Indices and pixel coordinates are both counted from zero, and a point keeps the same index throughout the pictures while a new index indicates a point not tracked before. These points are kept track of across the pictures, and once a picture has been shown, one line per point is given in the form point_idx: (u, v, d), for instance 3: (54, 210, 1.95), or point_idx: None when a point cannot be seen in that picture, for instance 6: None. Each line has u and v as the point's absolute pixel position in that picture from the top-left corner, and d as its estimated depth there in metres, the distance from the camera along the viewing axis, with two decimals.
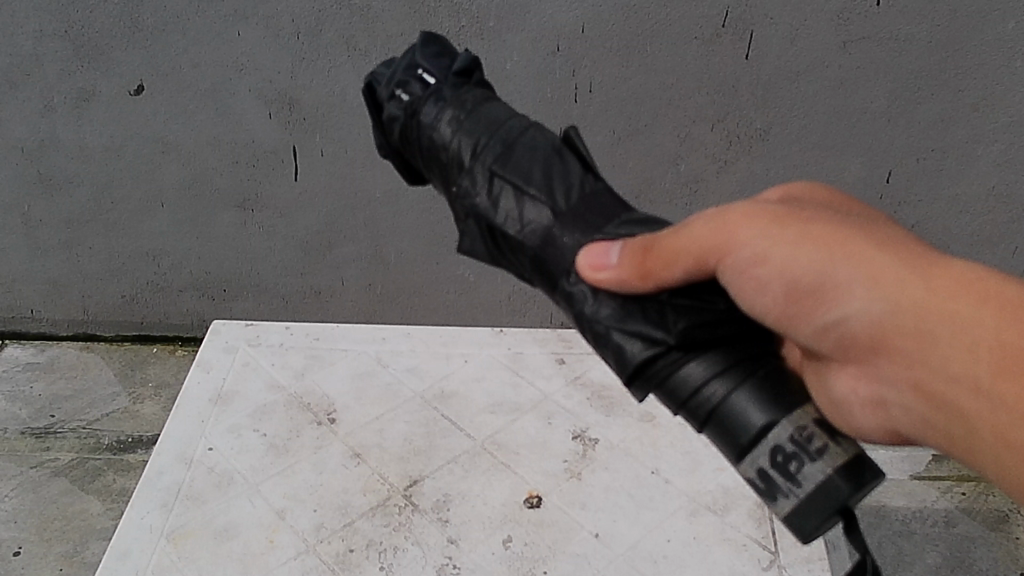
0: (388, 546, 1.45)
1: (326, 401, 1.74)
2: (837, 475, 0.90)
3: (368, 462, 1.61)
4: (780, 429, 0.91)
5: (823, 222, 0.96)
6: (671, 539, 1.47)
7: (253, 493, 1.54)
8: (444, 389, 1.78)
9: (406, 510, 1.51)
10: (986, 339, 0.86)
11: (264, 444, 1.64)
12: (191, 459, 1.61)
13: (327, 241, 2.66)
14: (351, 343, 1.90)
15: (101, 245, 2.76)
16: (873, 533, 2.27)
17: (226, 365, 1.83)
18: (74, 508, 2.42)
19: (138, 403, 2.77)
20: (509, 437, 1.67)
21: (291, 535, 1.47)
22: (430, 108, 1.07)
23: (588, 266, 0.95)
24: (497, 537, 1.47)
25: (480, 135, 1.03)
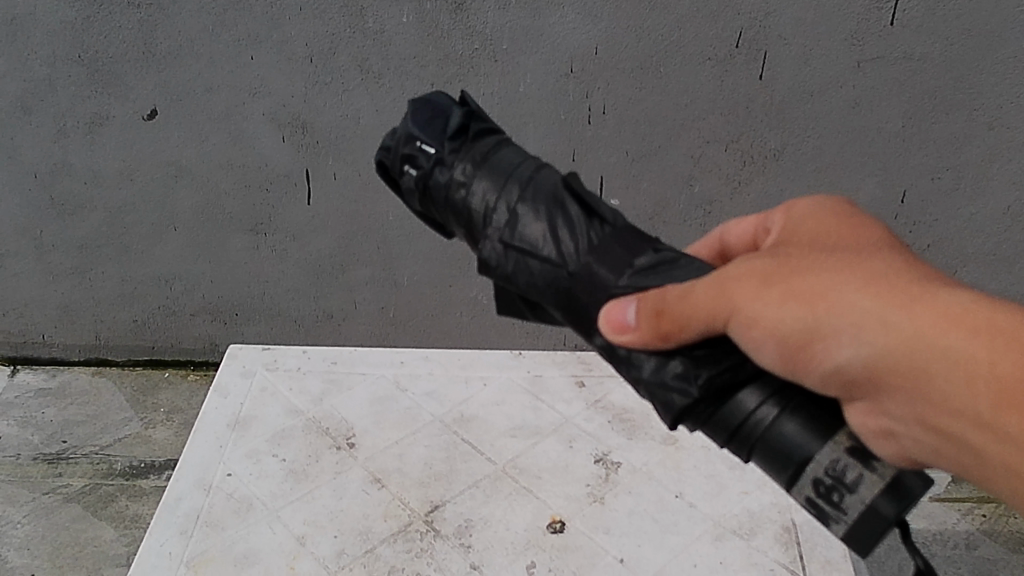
0: (410, 572, 1.43)
1: (345, 426, 1.73)
2: (879, 503, 0.88)
3: (389, 487, 1.59)
4: (817, 463, 0.90)
5: (803, 272, 0.88)
6: (697, 564, 1.45)
7: (273, 519, 1.52)
8: (464, 413, 1.77)
9: (428, 535, 1.49)
10: (983, 371, 0.80)
11: (283, 469, 1.63)
12: (210, 485, 1.60)
13: (341, 264, 2.66)
14: (369, 366, 1.89)
15: (114, 270, 2.76)
16: (894, 556, 2.25)
17: (243, 390, 1.82)
18: (87, 534, 2.41)
19: (150, 428, 2.75)
20: (531, 461, 1.65)
21: (311, 561, 1.44)
22: (439, 176, 1.08)
23: (609, 326, 0.95)
24: (521, 561, 1.44)
25: (486, 203, 1.03)
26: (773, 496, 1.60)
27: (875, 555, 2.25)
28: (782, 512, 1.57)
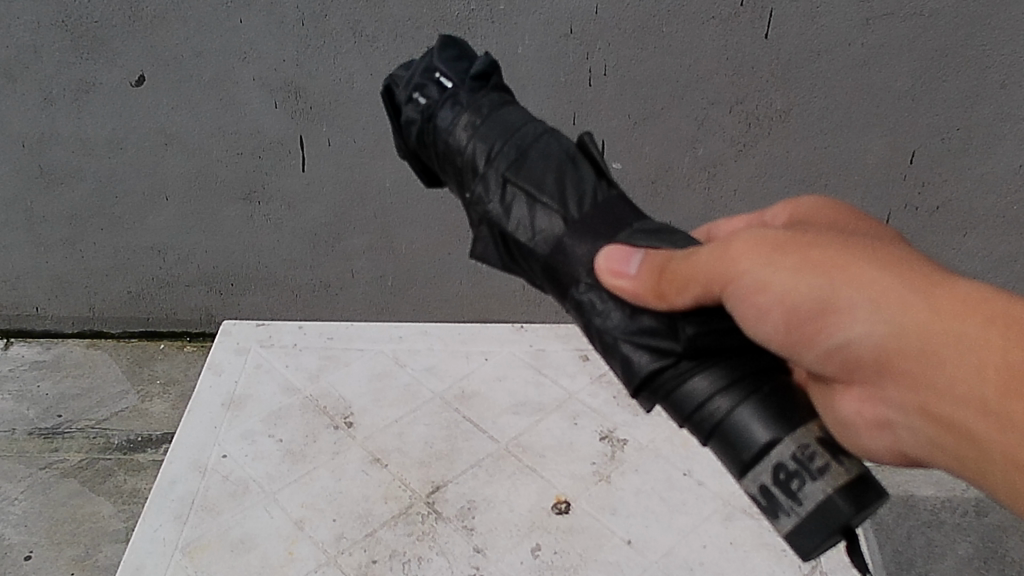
0: (411, 556, 1.39)
1: (343, 404, 1.68)
2: (837, 496, 0.87)
3: (389, 467, 1.55)
4: (784, 446, 0.89)
5: (825, 245, 0.93)
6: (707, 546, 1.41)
7: (270, 502, 1.48)
8: (466, 390, 1.72)
9: (431, 518, 1.45)
10: (992, 356, 0.83)
11: (280, 451, 1.58)
12: (206, 467, 1.55)
13: (337, 232, 2.60)
14: (368, 341, 1.85)
15: (106, 240, 2.70)
16: (902, 523, 2.21)
17: (238, 368, 1.77)
18: (85, 510, 2.38)
19: (147, 400, 2.71)
20: (535, 439, 1.61)
21: (310, 545, 1.40)
22: (447, 111, 1.06)
23: (608, 271, 0.95)
24: (526, 544, 1.40)
25: (493, 139, 1.03)
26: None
27: (883, 525, 2.22)
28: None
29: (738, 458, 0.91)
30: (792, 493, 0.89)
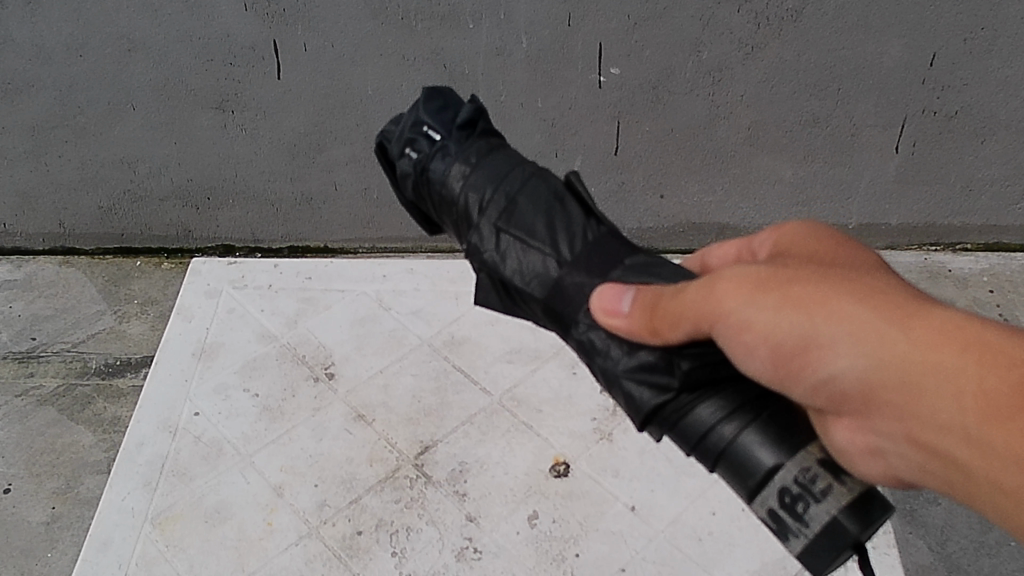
0: (399, 528, 1.60)
1: (322, 353, 1.92)
2: (842, 515, 0.99)
3: (374, 426, 1.77)
4: (786, 471, 1.00)
5: (803, 282, 0.98)
6: (717, 512, 1.62)
7: (246, 466, 1.71)
8: (455, 335, 1.95)
9: (420, 482, 1.67)
10: (971, 388, 0.87)
11: (256, 406, 1.82)
12: (177, 426, 1.79)
13: (317, 143, 2.44)
14: (346, 284, 2.08)
15: (71, 153, 2.53)
16: None
17: (208, 314, 2.02)
18: (64, 440, 2.30)
19: (125, 322, 2.59)
20: (532, 389, 1.83)
21: (288, 514, 1.63)
22: (438, 163, 1.17)
23: (602, 310, 1.06)
24: (522, 512, 1.61)
25: (484, 188, 1.14)
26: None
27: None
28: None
29: (746, 482, 1.03)
30: (798, 513, 1.00)
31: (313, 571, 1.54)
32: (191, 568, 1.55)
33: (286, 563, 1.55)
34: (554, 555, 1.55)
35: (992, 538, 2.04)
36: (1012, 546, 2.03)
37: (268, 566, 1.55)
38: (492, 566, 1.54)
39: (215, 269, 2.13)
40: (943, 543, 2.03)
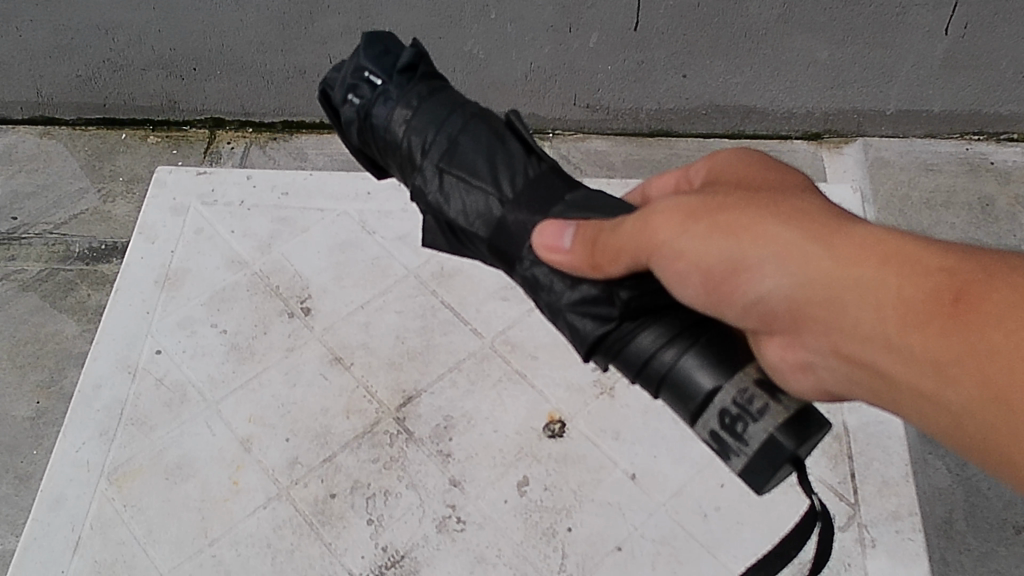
0: (376, 491, 1.49)
1: (298, 284, 1.74)
2: (779, 433, 0.93)
3: (352, 370, 1.63)
4: (724, 392, 0.95)
5: (731, 207, 0.95)
6: (724, 484, 1.50)
7: (212, 414, 1.58)
8: (445, 266, 1.76)
9: (400, 441, 1.55)
10: (891, 296, 0.86)
11: (224, 344, 1.66)
12: (137, 367, 1.65)
13: (308, 12, 2.23)
14: (327, 201, 1.86)
15: (43, 18, 2.33)
16: None
17: (174, 233, 1.82)
18: (47, 330, 2.20)
19: (110, 202, 2.45)
20: (528, 335, 1.68)
21: (257, 473, 1.52)
22: (381, 108, 1.09)
23: (543, 247, 1.00)
24: (512, 478, 1.50)
25: (427, 130, 1.07)
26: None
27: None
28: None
29: (687, 406, 0.98)
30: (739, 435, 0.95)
31: (282, 538, 1.45)
32: (150, 532, 1.46)
33: (253, 529, 1.46)
34: (544, 528, 1.45)
35: None
36: None
37: (233, 532, 1.46)
38: (476, 538, 1.44)
39: (182, 179, 1.90)
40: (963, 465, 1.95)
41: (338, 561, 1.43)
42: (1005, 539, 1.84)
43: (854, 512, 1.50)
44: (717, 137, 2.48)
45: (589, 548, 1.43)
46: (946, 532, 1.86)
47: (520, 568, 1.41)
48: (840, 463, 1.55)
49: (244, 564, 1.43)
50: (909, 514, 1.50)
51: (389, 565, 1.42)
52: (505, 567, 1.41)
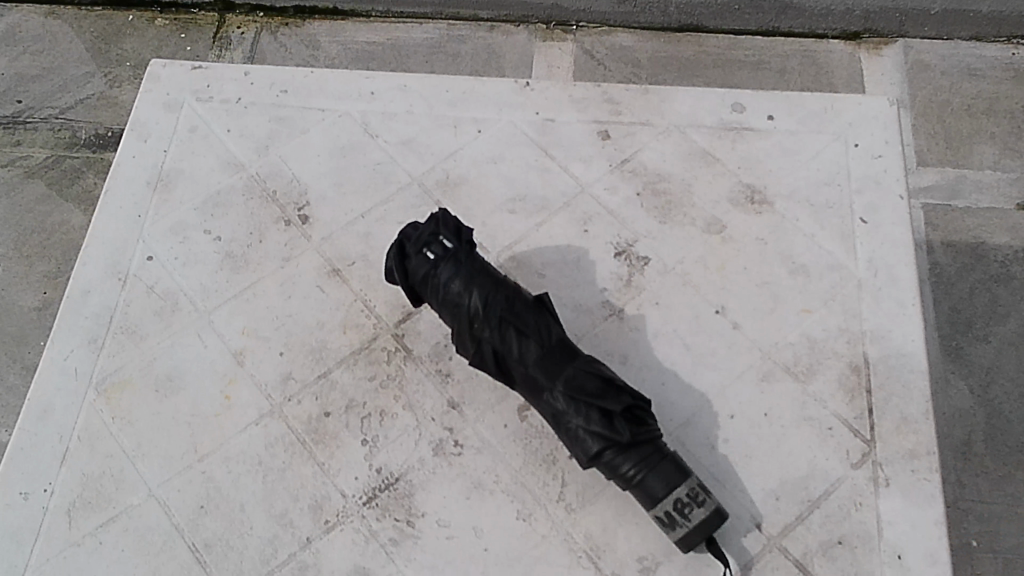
0: (372, 412, 1.40)
1: (296, 190, 1.60)
2: (711, 518, 1.22)
3: (350, 284, 1.51)
4: (679, 490, 1.22)
5: None
6: (734, 416, 1.36)
7: (204, 325, 1.48)
8: (450, 175, 1.60)
9: (398, 359, 1.44)
10: None
11: (218, 253, 1.55)
12: (127, 274, 1.54)
13: None
14: (328, 100, 1.69)
15: None
16: (966, 278, 2.13)
17: (167, 132, 1.67)
18: (53, 220, 2.16)
19: (116, 88, 2.38)
20: (534, 250, 1.51)
21: (249, 388, 1.43)
22: (448, 272, 1.30)
23: None
24: (512, 401, 1.39)
25: (486, 293, 1.29)
26: (843, 318, 1.43)
27: (944, 278, 2.14)
28: (851, 345, 1.41)
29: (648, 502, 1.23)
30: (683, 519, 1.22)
31: (273, 457, 1.38)
32: (139, 446, 1.39)
33: (244, 446, 1.39)
34: (545, 456, 1.35)
35: None
36: None
37: (223, 449, 1.39)
38: (474, 464, 1.35)
39: (176, 74, 1.73)
40: (986, 387, 2.01)
41: (330, 482, 1.35)
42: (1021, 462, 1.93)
43: (868, 451, 1.33)
44: (750, 35, 2.45)
45: (591, 477, 1.33)
46: (965, 456, 1.95)
47: (518, 496, 1.32)
48: (858, 398, 1.37)
49: (235, 482, 1.36)
50: (929, 455, 1.32)
51: (382, 489, 1.34)
52: (503, 495, 1.32)
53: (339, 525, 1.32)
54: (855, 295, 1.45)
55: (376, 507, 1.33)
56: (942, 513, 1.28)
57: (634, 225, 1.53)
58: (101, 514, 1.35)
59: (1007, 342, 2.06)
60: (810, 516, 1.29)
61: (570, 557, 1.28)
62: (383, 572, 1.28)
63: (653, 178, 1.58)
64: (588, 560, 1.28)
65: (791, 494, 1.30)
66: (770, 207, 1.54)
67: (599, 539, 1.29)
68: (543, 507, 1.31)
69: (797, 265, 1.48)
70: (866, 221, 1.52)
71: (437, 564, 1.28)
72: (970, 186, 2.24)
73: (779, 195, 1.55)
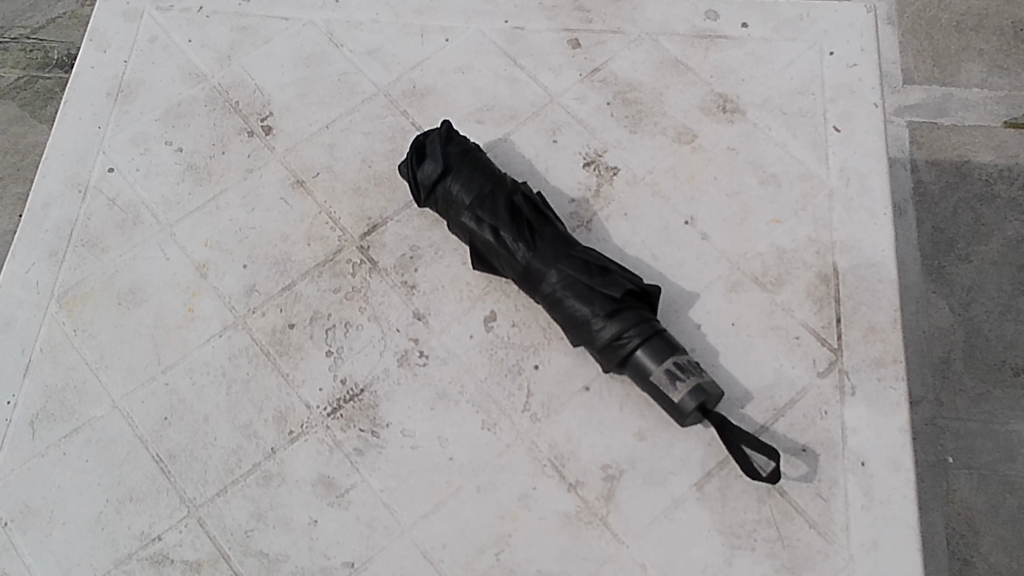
0: (337, 323, 1.39)
1: (260, 100, 1.58)
2: (703, 384, 1.21)
3: (315, 196, 1.49)
4: (671, 359, 1.22)
5: None
6: (701, 326, 1.35)
7: (166, 237, 1.47)
8: (417, 85, 1.57)
9: (363, 271, 1.42)
10: None
11: (179, 164, 1.53)
12: (88, 186, 1.53)
13: None
14: (291, 8, 1.66)
15: None
16: (949, 198, 2.12)
17: (127, 42, 1.65)
18: None
19: None
20: (501, 162, 1.50)
21: (212, 300, 1.42)
22: (449, 168, 1.35)
23: None
24: (478, 312, 1.38)
25: (484, 185, 1.34)
26: (813, 228, 1.42)
27: (927, 197, 2.14)
28: (820, 255, 1.40)
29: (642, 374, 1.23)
30: (685, 377, 1.22)
31: (237, 369, 1.37)
32: (102, 358, 1.40)
33: (208, 358, 1.38)
34: (511, 366, 1.34)
35: (1022, 304, 2.01)
36: None
37: (187, 361, 1.38)
38: (439, 374, 1.34)
39: None
40: (967, 306, 2.02)
41: (295, 393, 1.35)
42: (998, 380, 1.95)
43: (835, 359, 1.33)
44: None
45: (557, 387, 1.33)
46: (943, 373, 1.97)
47: (482, 407, 1.32)
48: (826, 307, 1.36)
49: (198, 393, 1.36)
50: (895, 363, 1.32)
51: (347, 400, 1.34)
52: (467, 405, 1.32)
53: (304, 435, 1.32)
54: (826, 205, 1.43)
55: (341, 417, 1.33)
56: (908, 419, 1.29)
57: (604, 135, 1.51)
58: (65, 425, 1.36)
59: (989, 262, 2.06)
60: (776, 424, 1.29)
61: (534, 465, 1.28)
62: (348, 481, 1.29)
63: (624, 87, 1.55)
64: (552, 469, 1.28)
65: (756, 402, 1.30)
66: (742, 116, 1.51)
67: (564, 448, 1.29)
68: (509, 417, 1.31)
69: (768, 175, 1.46)
70: (839, 130, 1.49)
71: (402, 473, 1.29)
72: (956, 105, 2.22)
73: (751, 104, 1.53)
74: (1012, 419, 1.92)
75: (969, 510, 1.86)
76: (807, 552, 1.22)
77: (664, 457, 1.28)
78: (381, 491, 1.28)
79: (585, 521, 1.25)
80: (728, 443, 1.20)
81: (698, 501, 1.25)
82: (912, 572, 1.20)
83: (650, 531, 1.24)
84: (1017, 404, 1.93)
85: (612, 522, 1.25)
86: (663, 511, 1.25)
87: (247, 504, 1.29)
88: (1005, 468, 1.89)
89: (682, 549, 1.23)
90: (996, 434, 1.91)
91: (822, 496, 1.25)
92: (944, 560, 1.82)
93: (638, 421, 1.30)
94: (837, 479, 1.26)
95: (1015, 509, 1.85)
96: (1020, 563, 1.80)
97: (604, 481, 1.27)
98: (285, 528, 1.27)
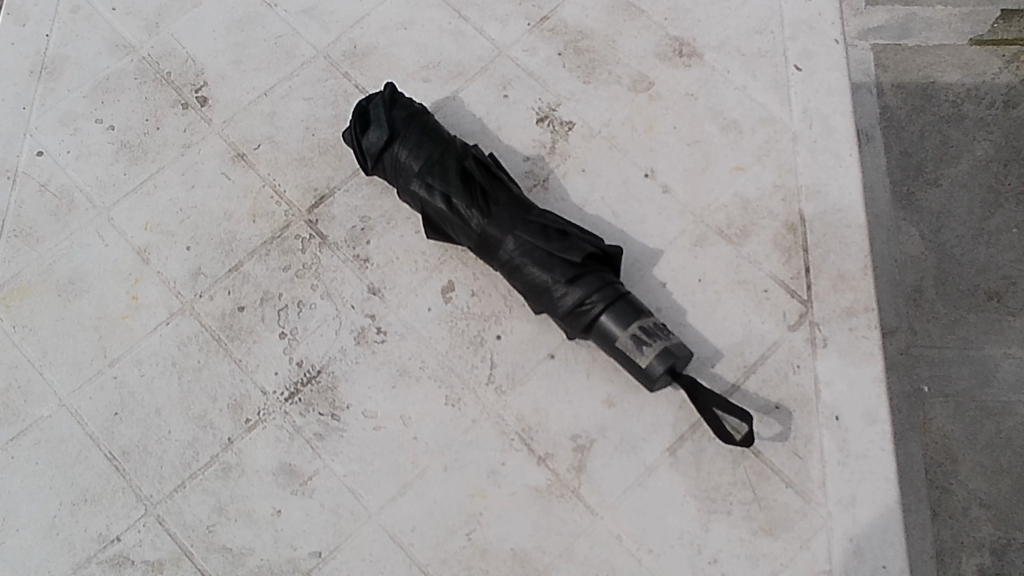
0: (289, 303, 1.34)
1: (193, 70, 1.51)
2: (671, 345, 1.18)
3: (257, 169, 1.43)
4: (637, 322, 1.19)
5: None
6: (666, 285, 1.32)
7: (103, 223, 1.42)
8: (358, 44, 1.51)
9: (314, 247, 1.37)
10: None
11: (112, 143, 1.47)
12: (17, 172, 1.46)
13: None
14: None
15: None
16: (915, 123, 2.09)
17: (47, 15, 1.57)
18: None
19: None
20: (452, 123, 1.44)
21: (156, 286, 1.37)
22: (395, 135, 1.30)
23: None
24: (436, 284, 1.34)
25: (433, 151, 1.29)
26: (778, 174, 1.38)
27: (894, 122, 2.10)
28: (787, 202, 1.36)
29: (608, 339, 1.20)
30: (653, 340, 1.18)
31: (188, 357, 1.33)
32: (45, 354, 1.35)
33: (156, 348, 1.34)
34: (472, 337, 1.31)
35: (993, 226, 2.00)
36: (1012, 235, 1.99)
37: (134, 351, 1.34)
38: (399, 351, 1.31)
39: None
40: (938, 232, 2.00)
41: (251, 379, 1.31)
42: (972, 305, 1.95)
43: (806, 311, 1.30)
44: None
45: (520, 357, 1.29)
46: (916, 302, 1.96)
47: (445, 382, 1.29)
48: (795, 257, 1.33)
49: (148, 385, 1.32)
50: (867, 311, 1.29)
51: (305, 382, 1.30)
52: (429, 381, 1.29)
53: (263, 422, 1.29)
54: (791, 149, 1.39)
55: (299, 402, 1.29)
56: (882, 369, 1.26)
57: (555, 88, 1.45)
58: (11, 428, 1.31)
59: (959, 184, 2.03)
60: (746, 382, 1.27)
61: (501, 440, 1.26)
62: (311, 468, 1.26)
63: (574, 35, 1.49)
64: (520, 443, 1.25)
65: (726, 360, 1.28)
66: (699, 59, 1.46)
67: (531, 420, 1.26)
68: (472, 392, 1.28)
69: (728, 121, 1.41)
70: (801, 69, 1.45)
71: (365, 456, 1.26)
72: (920, 24, 2.16)
73: (708, 46, 1.47)
74: (987, 344, 1.91)
75: (947, 439, 1.87)
76: (784, 512, 1.21)
77: (635, 423, 1.25)
78: (345, 476, 1.26)
79: (557, 494, 1.23)
80: (698, 405, 1.17)
81: (670, 467, 1.23)
82: (891, 524, 1.19)
83: (623, 500, 1.22)
84: (992, 328, 1.92)
85: (585, 494, 1.23)
86: (635, 480, 1.23)
87: (207, 498, 1.26)
88: (981, 394, 1.89)
89: (658, 517, 1.21)
90: (971, 361, 1.90)
91: (798, 454, 1.23)
92: (923, 490, 1.84)
93: (606, 389, 1.27)
94: (811, 435, 1.24)
95: (993, 435, 1.86)
96: (999, 488, 1.83)
97: (574, 453, 1.24)
98: (248, 521, 1.25)
